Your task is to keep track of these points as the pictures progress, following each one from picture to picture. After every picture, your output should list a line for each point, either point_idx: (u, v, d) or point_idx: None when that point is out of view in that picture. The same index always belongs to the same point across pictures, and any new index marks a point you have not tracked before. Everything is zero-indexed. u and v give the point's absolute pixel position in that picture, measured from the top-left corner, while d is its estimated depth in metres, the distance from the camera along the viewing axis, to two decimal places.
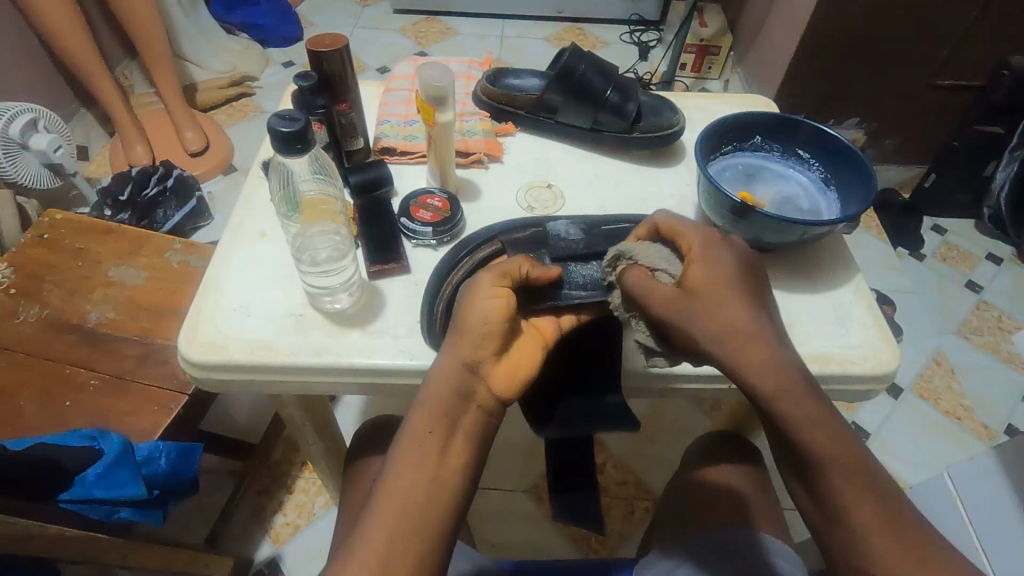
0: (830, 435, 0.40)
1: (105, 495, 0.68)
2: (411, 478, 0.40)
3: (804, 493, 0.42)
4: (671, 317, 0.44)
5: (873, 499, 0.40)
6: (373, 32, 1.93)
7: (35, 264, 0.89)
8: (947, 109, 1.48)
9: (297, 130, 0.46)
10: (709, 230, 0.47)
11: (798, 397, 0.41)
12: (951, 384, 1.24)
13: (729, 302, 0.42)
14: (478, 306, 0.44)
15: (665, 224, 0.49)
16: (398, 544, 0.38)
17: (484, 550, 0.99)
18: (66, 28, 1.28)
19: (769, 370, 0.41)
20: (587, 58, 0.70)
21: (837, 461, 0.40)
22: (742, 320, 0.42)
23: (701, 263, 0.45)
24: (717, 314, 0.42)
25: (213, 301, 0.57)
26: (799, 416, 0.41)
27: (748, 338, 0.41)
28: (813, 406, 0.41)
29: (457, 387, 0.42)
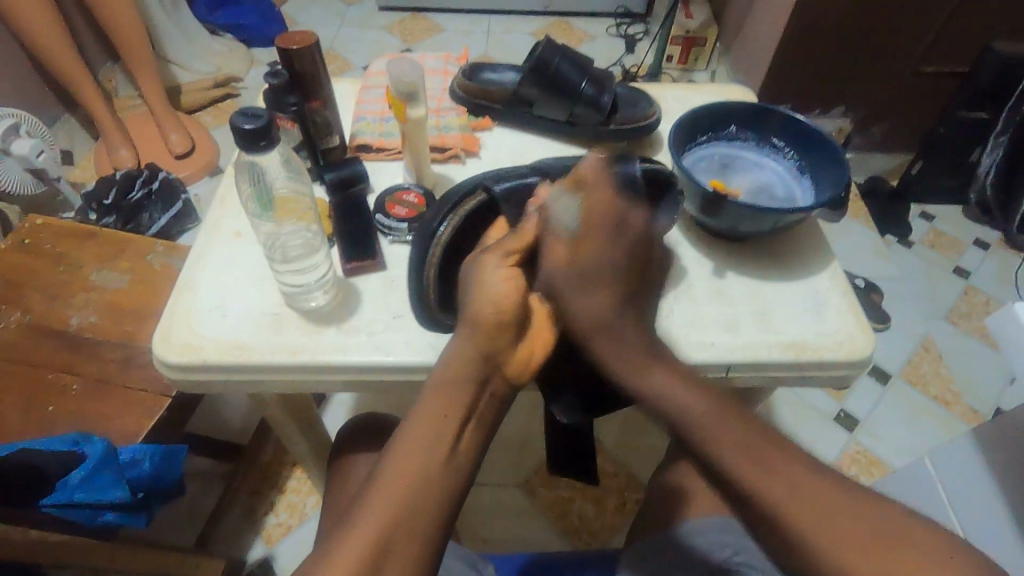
0: (716, 424, 0.43)
1: (86, 497, 0.67)
2: (418, 456, 0.41)
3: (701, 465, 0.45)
4: (557, 284, 0.48)
5: (748, 457, 0.41)
6: (358, 30, 1.92)
7: (16, 270, 0.89)
8: (932, 95, 1.48)
9: (258, 126, 0.46)
10: (616, 200, 0.49)
11: (648, 378, 0.46)
12: (938, 369, 1.25)
13: (603, 290, 0.47)
14: (488, 288, 0.46)
15: (583, 171, 0.49)
16: (402, 529, 0.38)
17: (473, 545, 0.99)
18: (45, 31, 1.26)
19: (617, 351, 0.47)
20: (561, 51, 0.70)
21: (705, 424, 0.43)
22: (602, 305, 0.47)
23: (600, 244, 0.48)
24: (586, 299, 0.47)
25: (187, 302, 0.57)
26: (655, 384, 0.46)
27: (614, 332, 0.48)
28: (669, 376, 0.46)
29: (472, 373, 0.44)
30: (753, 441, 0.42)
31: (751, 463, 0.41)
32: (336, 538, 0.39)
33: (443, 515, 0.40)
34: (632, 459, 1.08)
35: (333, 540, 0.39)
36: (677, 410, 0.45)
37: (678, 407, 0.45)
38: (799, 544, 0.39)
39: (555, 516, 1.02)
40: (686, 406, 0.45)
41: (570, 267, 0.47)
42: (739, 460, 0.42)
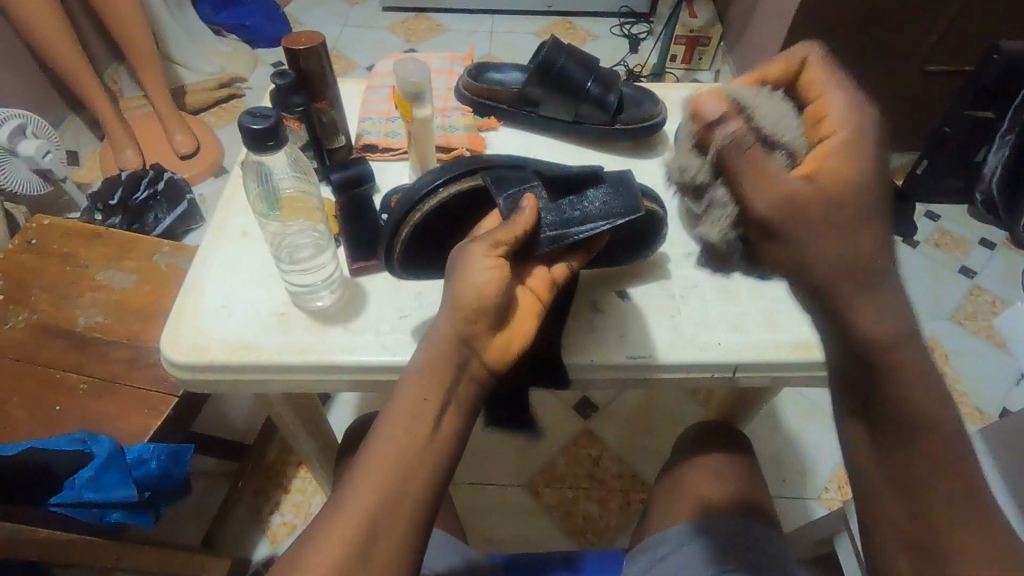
0: (939, 404, 0.33)
1: (95, 497, 0.68)
2: (397, 447, 0.40)
3: (887, 471, 0.34)
4: (784, 217, 0.34)
5: (959, 482, 0.33)
6: (362, 30, 1.92)
7: (23, 270, 0.89)
8: (939, 94, 1.47)
9: (268, 126, 0.46)
10: (847, 113, 0.37)
11: (911, 346, 0.33)
12: (944, 369, 1.25)
13: (864, 219, 0.33)
14: (471, 277, 0.43)
15: (811, 71, 0.41)
16: (384, 521, 0.39)
17: (479, 545, 0.99)
18: (52, 32, 1.27)
19: (893, 315, 0.32)
20: (567, 51, 0.71)
21: (933, 437, 0.33)
22: (865, 240, 0.33)
23: (834, 157, 0.35)
24: (846, 233, 0.33)
25: (195, 303, 0.57)
26: (909, 372, 0.33)
27: (877, 277, 0.33)
28: (921, 369, 0.33)
29: (450, 360, 0.42)
30: (968, 469, 0.33)
31: (967, 497, 0.33)
32: (317, 529, 0.39)
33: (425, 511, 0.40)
34: (638, 458, 1.08)
35: (315, 529, 0.39)
36: (908, 370, 0.33)
37: (909, 371, 0.33)
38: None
39: (560, 516, 1.02)
40: (914, 370, 0.32)
41: (830, 191, 0.34)
42: (943, 482, 0.33)
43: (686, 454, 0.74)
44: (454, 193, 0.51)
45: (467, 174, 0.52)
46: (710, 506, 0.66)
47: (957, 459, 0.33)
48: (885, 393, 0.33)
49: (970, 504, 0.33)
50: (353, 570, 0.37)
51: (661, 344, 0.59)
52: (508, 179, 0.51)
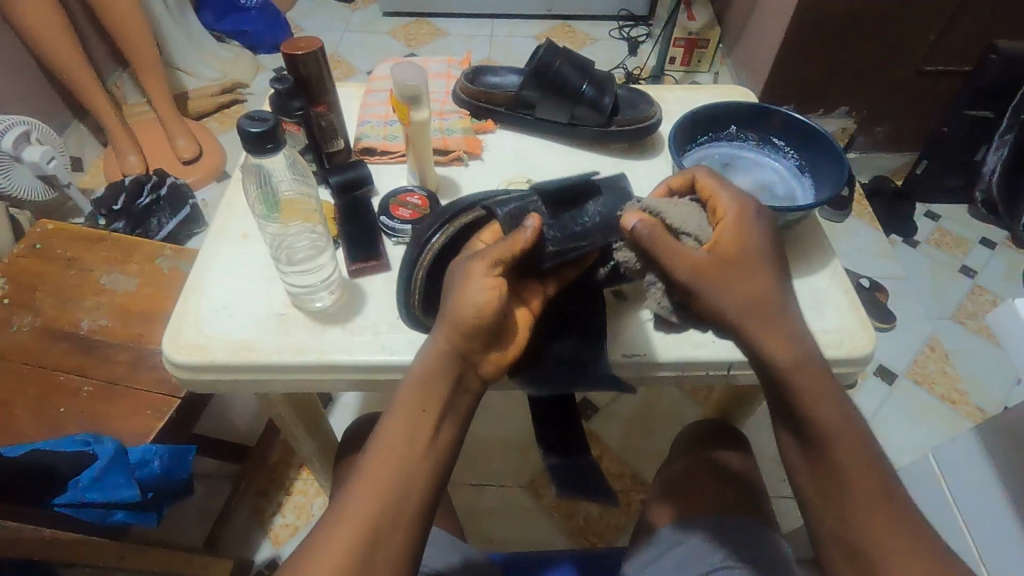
0: (837, 412, 0.43)
1: (98, 498, 0.67)
2: (399, 452, 0.41)
3: (805, 467, 0.44)
4: (703, 281, 0.45)
5: (865, 477, 0.42)
6: (362, 35, 1.94)
7: (29, 274, 0.90)
8: (937, 94, 1.48)
9: (266, 129, 0.47)
10: (742, 198, 0.49)
11: (808, 368, 0.44)
12: (946, 368, 1.25)
13: (756, 275, 0.45)
14: (469, 295, 0.43)
15: (702, 182, 0.51)
16: (386, 522, 0.40)
17: (480, 544, 1.00)
18: (56, 40, 1.29)
19: (787, 345, 0.44)
20: (562, 54, 0.71)
21: (842, 441, 0.42)
22: (754, 293, 0.45)
23: (731, 230, 0.47)
24: (743, 288, 0.45)
25: (196, 305, 0.58)
26: (811, 390, 0.43)
27: (771, 321, 0.44)
28: (830, 393, 0.43)
29: (450, 373, 0.43)
30: (874, 467, 0.42)
31: (875, 489, 0.42)
32: (320, 533, 0.40)
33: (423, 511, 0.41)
34: (638, 459, 1.08)
35: (318, 532, 0.40)
36: (805, 391, 0.43)
37: (805, 389, 0.43)
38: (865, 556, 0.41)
39: (561, 516, 1.02)
40: (808, 388, 0.43)
41: (727, 261, 0.46)
42: (854, 478, 0.42)
43: (689, 452, 0.75)
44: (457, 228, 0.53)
45: (467, 210, 0.53)
46: (712, 505, 0.67)
47: (860, 457, 0.42)
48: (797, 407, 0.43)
49: (879, 500, 0.42)
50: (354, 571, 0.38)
51: (658, 343, 0.59)
52: (513, 200, 0.52)
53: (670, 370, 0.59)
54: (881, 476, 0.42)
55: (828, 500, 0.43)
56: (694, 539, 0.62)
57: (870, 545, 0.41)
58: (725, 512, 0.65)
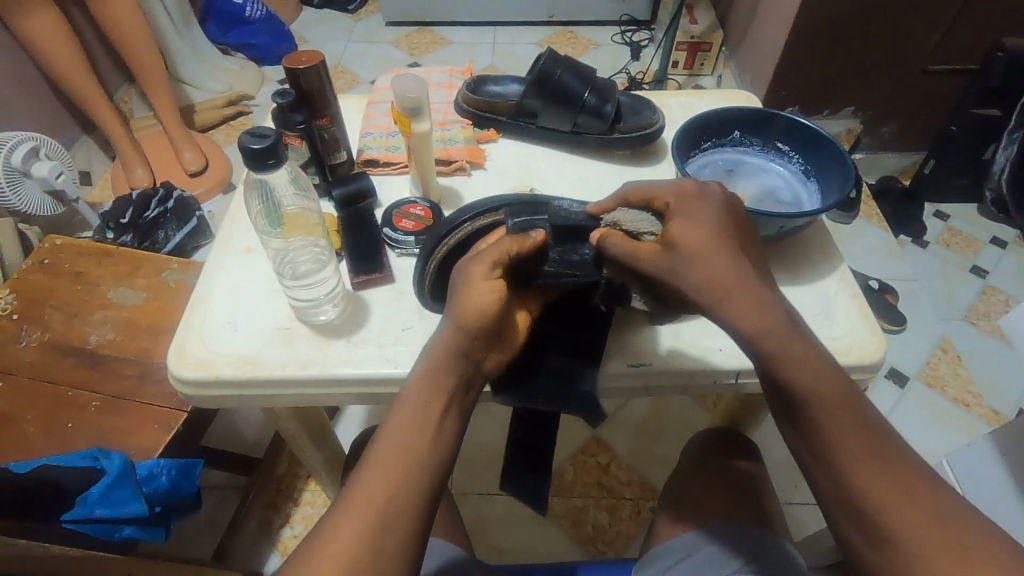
0: (818, 371, 0.42)
1: (107, 513, 0.68)
2: (400, 445, 0.41)
3: (798, 430, 0.43)
4: (657, 272, 0.46)
5: (858, 434, 0.40)
6: (366, 45, 1.95)
7: (36, 289, 0.91)
8: (943, 93, 1.46)
9: (268, 146, 0.47)
10: (686, 183, 0.48)
11: (779, 330, 0.43)
12: (958, 370, 1.23)
13: (714, 254, 0.44)
14: (473, 298, 0.45)
15: (636, 188, 0.50)
16: (378, 541, 0.38)
17: (491, 556, 0.99)
18: (62, 56, 1.30)
19: (758, 311, 0.43)
20: (563, 62, 0.71)
21: (825, 398, 0.42)
22: (725, 270, 0.44)
23: (682, 218, 0.47)
24: (702, 266, 0.44)
25: (201, 320, 0.58)
26: (788, 352, 0.42)
27: (735, 289, 0.43)
28: (808, 351, 0.43)
29: (455, 369, 0.44)
30: (864, 423, 0.41)
31: (865, 445, 0.40)
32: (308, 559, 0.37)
33: (415, 529, 0.39)
34: (646, 466, 1.07)
35: (307, 554, 0.38)
36: (783, 352, 0.43)
37: (779, 351, 0.42)
38: (870, 516, 0.39)
39: (570, 525, 1.01)
40: (784, 348, 0.42)
41: (667, 246, 0.46)
42: (846, 436, 0.40)
43: (696, 461, 0.74)
44: (476, 229, 0.53)
45: (491, 210, 0.54)
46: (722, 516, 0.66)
47: (847, 412, 0.41)
48: (774, 376, 0.43)
49: (874, 455, 0.40)
50: None
51: (660, 352, 0.59)
52: (529, 209, 0.53)
53: (670, 379, 0.59)
54: (875, 431, 0.41)
55: (820, 470, 0.41)
56: (705, 547, 0.61)
57: (870, 504, 0.39)
58: (736, 523, 0.64)
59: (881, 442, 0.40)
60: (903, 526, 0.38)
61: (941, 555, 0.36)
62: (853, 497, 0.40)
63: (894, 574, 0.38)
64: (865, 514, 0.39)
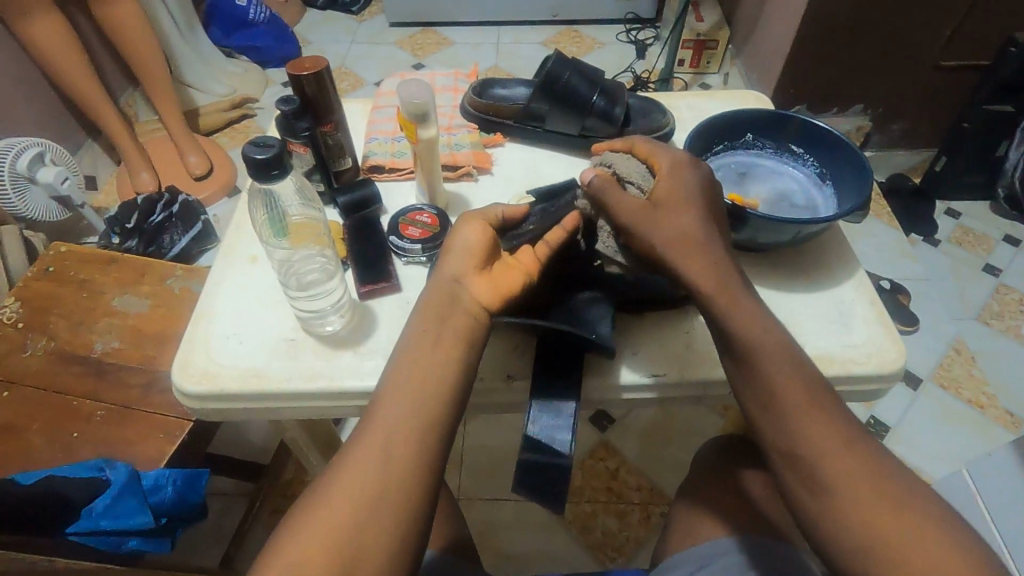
0: (764, 330, 0.46)
1: (112, 526, 0.67)
2: (408, 397, 0.44)
3: (740, 379, 0.46)
4: (636, 221, 0.50)
5: (801, 387, 0.44)
6: (370, 46, 1.94)
7: (41, 296, 0.90)
8: (955, 89, 1.44)
9: (272, 156, 0.46)
10: (681, 154, 0.53)
11: (726, 291, 0.47)
12: (972, 372, 1.21)
13: (679, 214, 0.49)
14: (459, 236, 0.51)
15: (641, 146, 0.55)
16: (393, 464, 0.41)
17: (500, 563, 0.98)
18: (67, 61, 1.30)
19: (707, 270, 0.47)
20: (571, 65, 0.70)
21: (772, 353, 0.45)
22: (686, 228, 0.49)
23: (668, 180, 0.51)
24: (665, 224, 0.49)
25: (204, 332, 0.57)
26: (735, 311, 0.46)
27: (695, 246, 0.48)
28: (751, 310, 0.47)
29: (449, 297, 0.48)
30: (810, 383, 0.44)
31: (805, 397, 0.43)
32: (326, 482, 0.41)
33: (427, 451, 0.42)
34: (655, 470, 1.06)
35: (328, 476, 0.41)
36: (733, 309, 0.46)
37: (727, 306, 0.46)
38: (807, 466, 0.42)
39: (579, 531, 1.00)
40: (730, 305, 0.46)
41: (652, 204, 0.50)
42: (786, 388, 0.44)
43: (711, 463, 0.72)
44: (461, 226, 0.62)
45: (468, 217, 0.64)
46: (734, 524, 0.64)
47: (793, 366, 0.45)
48: (721, 327, 0.47)
49: (815, 409, 0.43)
50: (360, 511, 0.39)
51: (676, 362, 0.58)
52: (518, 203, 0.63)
53: (686, 390, 0.58)
54: (816, 390, 0.44)
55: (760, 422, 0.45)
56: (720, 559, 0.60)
57: (810, 455, 0.42)
58: (750, 532, 0.63)
59: (822, 396, 0.44)
60: (840, 478, 0.41)
61: (873, 501, 0.40)
62: (794, 447, 0.43)
63: (828, 520, 0.41)
64: (804, 465, 0.42)
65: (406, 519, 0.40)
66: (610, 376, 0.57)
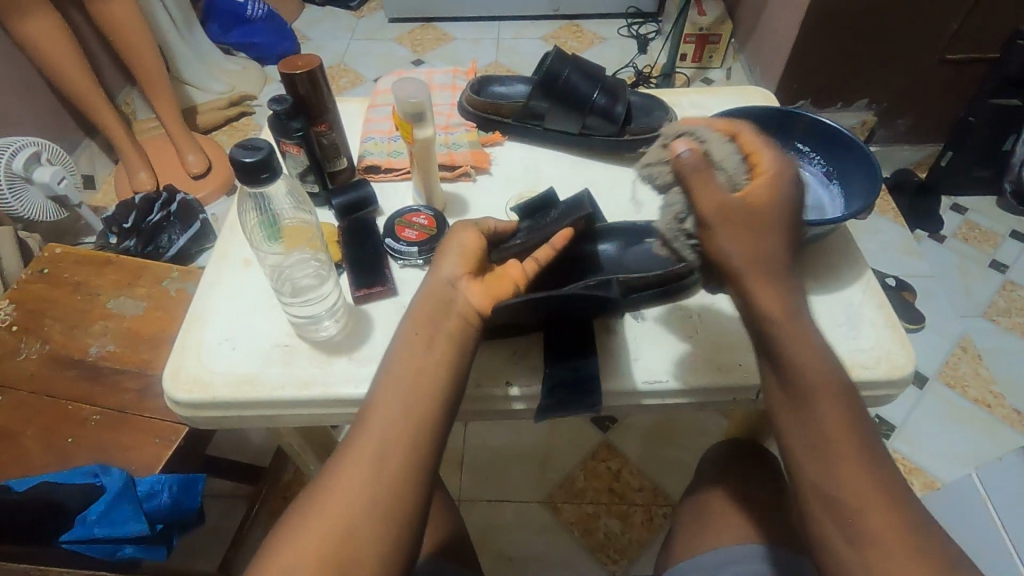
0: (822, 365, 0.43)
1: (107, 533, 0.66)
2: (402, 401, 0.42)
3: (792, 415, 0.43)
4: (717, 223, 0.45)
5: (849, 428, 0.42)
6: (369, 43, 1.92)
7: (36, 299, 0.89)
8: (962, 84, 1.41)
9: (260, 159, 0.45)
10: (785, 160, 0.47)
11: (794, 324, 0.44)
12: (979, 370, 1.20)
13: (768, 229, 0.45)
14: (454, 240, 0.50)
15: (745, 136, 0.48)
16: (385, 469, 0.40)
17: (500, 565, 0.97)
18: (62, 60, 1.28)
19: (773, 296, 0.44)
20: (571, 62, 0.68)
21: (823, 392, 0.43)
22: (761, 247, 0.45)
23: (766, 185, 0.45)
24: (748, 238, 0.45)
25: (198, 338, 0.56)
26: (791, 342, 0.44)
27: (769, 269, 0.45)
28: (815, 350, 0.44)
29: (443, 299, 0.47)
30: (857, 426, 0.42)
31: (855, 441, 0.42)
32: (318, 485, 0.40)
33: (417, 455, 0.41)
34: (658, 471, 1.05)
35: (320, 477, 0.40)
36: (792, 341, 0.44)
37: (787, 337, 0.44)
38: (852, 516, 0.40)
39: (581, 533, 0.99)
40: (793, 338, 0.44)
41: (747, 208, 0.45)
42: (835, 430, 0.42)
43: (716, 472, 0.71)
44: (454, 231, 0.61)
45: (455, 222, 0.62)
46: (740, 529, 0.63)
47: (844, 404, 0.43)
48: (781, 361, 0.44)
49: (865, 457, 0.41)
50: (353, 520, 0.38)
51: (683, 368, 0.57)
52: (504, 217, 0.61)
53: (693, 397, 0.56)
54: (862, 436, 0.42)
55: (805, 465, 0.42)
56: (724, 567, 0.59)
57: (853, 503, 0.40)
58: (756, 538, 0.62)
59: (867, 438, 0.42)
60: (882, 531, 0.39)
61: (910, 555, 0.38)
62: (839, 492, 0.41)
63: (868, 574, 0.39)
64: (847, 514, 0.40)
65: (395, 524, 0.39)
66: (611, 381, 0.56)
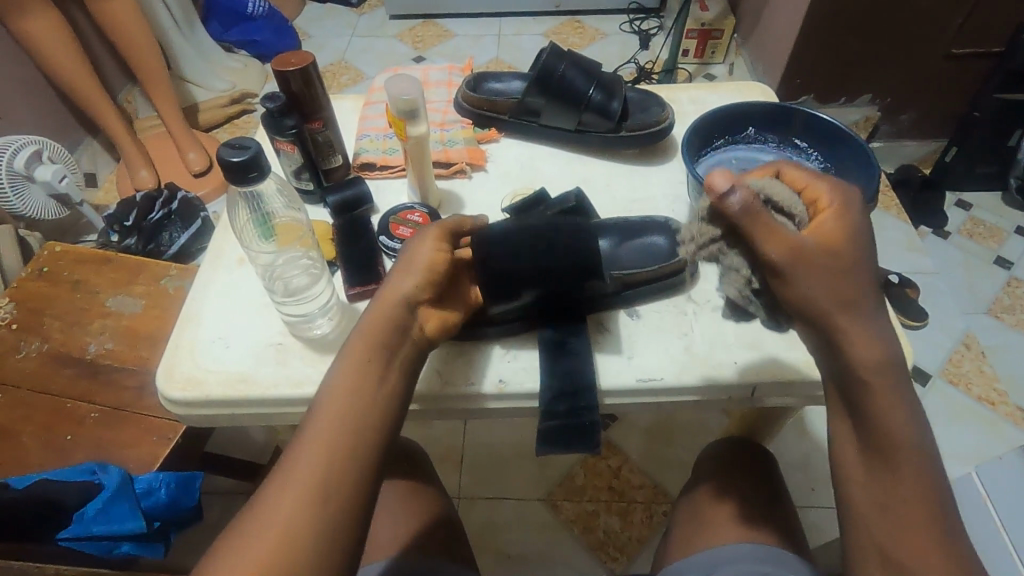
0: (912, 426, 0.40)
1: (104, 530, 0.66)
2: (347, 417, 0.41)
3: (860, 466, 0.41)
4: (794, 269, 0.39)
5: (921, 494, 0.40)
6: (369, 39, 1.92)
7: (35, 297, 0.90)
8: (967, 78, 1.40)
9: (246, 159, 0.44)
10: (846, 190, 0.43)
11: (893, 374, 0.39)
12: (983, 367, 1.19)
13: (856, 268, 0.40)
14: (418, 255, 0.49)
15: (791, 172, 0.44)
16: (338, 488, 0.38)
17: (499, 563, 0.97)
18: (62, 57, 1.28)
19: (872, 343, 0.39)
20: (567, 58, 0.68)
21: (908, 456, 0.40)
22: (852, 285, 0.39)
23: (835, 221, 0.41)
24: (836, 282, 0.39)
25: (192, 337, 0.56)
26: (881, 397, 0.39)
27: (865, 316, 0.39)
28: (906, 407, 0.40)
29: (398, 317, 0.46)
30: (932, 492, 0.40)
31: (926, 507, 0.40)
32: (260, 508, 0.37)
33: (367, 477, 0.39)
34: (657, 469, 1.04)
35: (262, 495, 0.38)
36: (882, 396, 0.39)
37: (875, 390, 0.39)
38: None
39: (580, 531, 0.99)
40: (884, 393, 0.39)
41: (828, 249, 0.39)
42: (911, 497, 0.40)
43: (715, 471, 0.70)
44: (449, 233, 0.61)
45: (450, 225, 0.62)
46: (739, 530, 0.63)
47: (924, 468, 0.40)
48: (870, 417, 0.40)
49: (931, 523, 0.40)
50: (300, 549, 0.35)
51: (677, 366, 0.56)
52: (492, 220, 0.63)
53: (685, 397, 0.56)
54: (934, 504, 0.40)
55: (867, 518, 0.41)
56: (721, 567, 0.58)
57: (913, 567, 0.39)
58: (754, 538, 0.61)
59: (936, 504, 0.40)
60: None
61: None
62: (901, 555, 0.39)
63: None
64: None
65: (337, 550, 0.36)
66: (605, 381, 0.56)
